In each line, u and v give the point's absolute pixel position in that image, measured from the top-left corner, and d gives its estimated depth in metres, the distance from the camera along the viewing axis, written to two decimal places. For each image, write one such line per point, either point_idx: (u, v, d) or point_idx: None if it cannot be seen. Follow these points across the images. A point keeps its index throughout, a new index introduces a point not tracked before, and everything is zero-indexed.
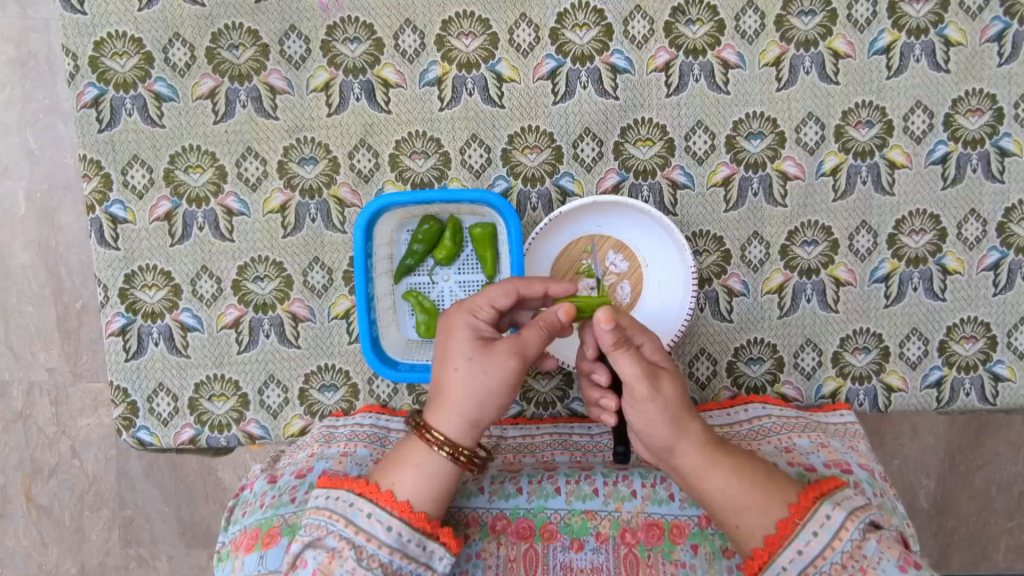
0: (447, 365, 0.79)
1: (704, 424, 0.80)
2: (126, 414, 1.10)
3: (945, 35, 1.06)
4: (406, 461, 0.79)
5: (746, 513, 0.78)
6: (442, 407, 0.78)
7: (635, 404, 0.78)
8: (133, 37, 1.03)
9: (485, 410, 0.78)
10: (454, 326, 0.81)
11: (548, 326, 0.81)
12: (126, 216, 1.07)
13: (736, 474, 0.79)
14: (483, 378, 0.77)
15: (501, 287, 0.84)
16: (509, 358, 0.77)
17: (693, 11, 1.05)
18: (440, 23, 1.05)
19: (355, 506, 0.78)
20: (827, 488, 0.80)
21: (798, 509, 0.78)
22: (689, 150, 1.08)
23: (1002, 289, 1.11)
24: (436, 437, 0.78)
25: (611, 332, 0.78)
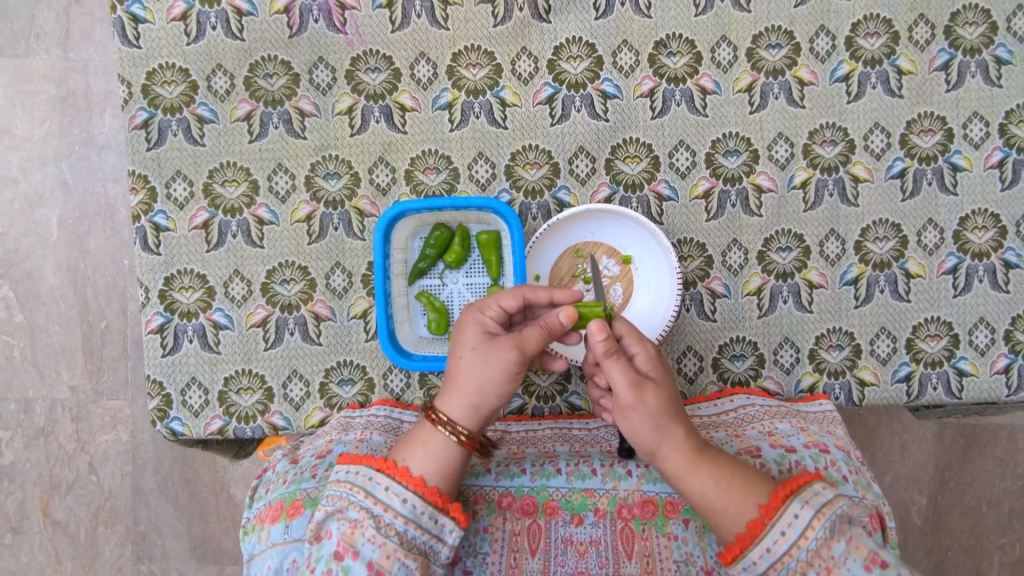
0: (455, 355, 0.91)
1: (687, 431, 0.88)
2: (161, 406, 1.18)
3: (897, 65, 1.19)
4: (419, 440, 0.89)
5: (722, 511, 0.85)
6: (449, 392, 0.89)
7: (623, 412, 0.87)
8: (181, 67, 1.17)
9: (486, 394, 0.88)
10: (464, 324, 0.93)
11: (549, 327, 0.92)
12: (167, 224, 1.18)
13: (713, 479, 0.86)
14: (484, 366, 0.88)
15: (510, 293, 0.97)
16: (509, 350, 0.88)
17: (674, 44, 1.19)
18: (451, 56, 1.19)
19: (374, 480, 0.86)
20: (796, 487, 0.85)
21: (767, 510, 0.84)
22: (673, 166, 1.21)
23: (960, 291, 1.20)
24: (441, 419, 0.88)
25: (604, 342, 0.87)
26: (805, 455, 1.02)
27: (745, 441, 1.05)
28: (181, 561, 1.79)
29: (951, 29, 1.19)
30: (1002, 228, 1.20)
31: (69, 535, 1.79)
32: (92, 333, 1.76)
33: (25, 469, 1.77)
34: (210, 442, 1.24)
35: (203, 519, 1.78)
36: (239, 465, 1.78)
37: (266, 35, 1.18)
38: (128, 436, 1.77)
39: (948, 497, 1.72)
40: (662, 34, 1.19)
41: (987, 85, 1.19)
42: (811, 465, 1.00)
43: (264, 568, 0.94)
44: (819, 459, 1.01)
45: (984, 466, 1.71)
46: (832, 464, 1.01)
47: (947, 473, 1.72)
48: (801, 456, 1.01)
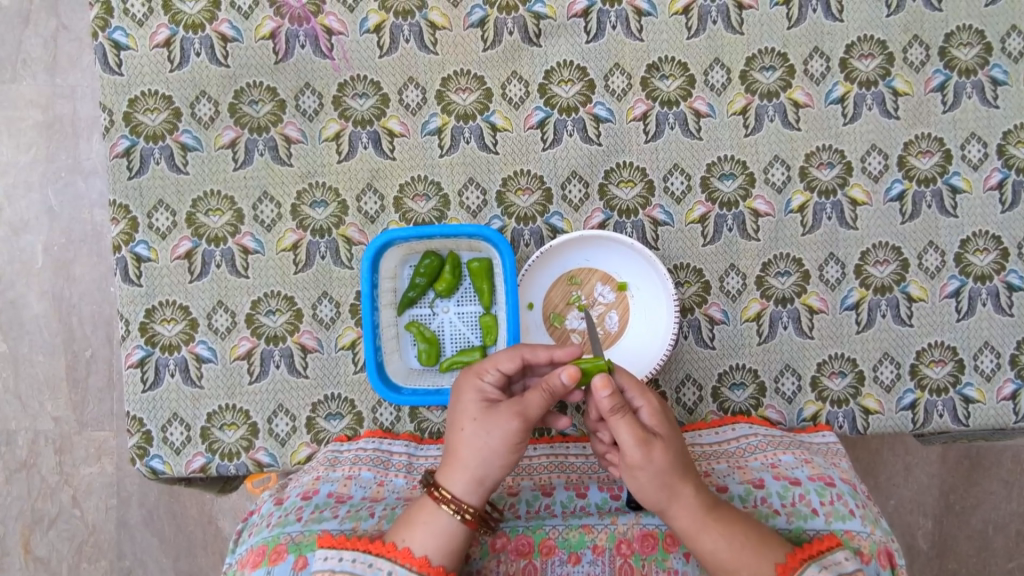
0: (456, 428, 0.88)
1: (700, 490, 0.84)
2: (140, 443, 1.13)
3: (893, 87, 1.18)
4: (419, 519, 0.85)
5: (738, 573, 0.82)
6: (450, 465, 0.87)
7: (631, 471, 0.83)
8: (163, 94, 1.14)
9: (488, 467, 0.85)
10: (462, 389, 0.91)
11: (552, 389, 0.85)
12: (149, 254, 1.15)
13: (727, 538, 0.83)
14: (485, 438, 0.85)
15: (508, 351, 0.93)
16: (510, 420, 0.85)
17: (666, 67, 1.18)
18: (440, 80, 1.17)
19: (376, 565, 0.83)
20: (813, 550, 0.84)
21: (784, 570, 0.82)
22: (667, 191, 1.18)
23: (964, 315, 1.17)
24: (444, 495, 0.85)
25: (609, 399, 0.81)
26: (809, 488, 0.97)
27: (747, 474, 1.02)
28: None
29: (945, 50, 1.17)
30: (1004, 250, 1.17)
31: (49, 573, 1.73)
32: (76, 362, 1.71)
33: (4, 505, 1.71)
34: (192, 479, 1.19)
35: (190, 554, 1.72)
36: (226, 497, 1.73)
37: (252, 60, 1.16)
38: (112, 469, 1.71)
39: (953, 521, 1.68)
40: (654, 57, 1.17)
41: (984, 106, 1.17)
42: (814, 500, 0.95)
43: None
44: (825, 493, 0.96)
45: (991, 489, 1.67)
46: (838, 498, 0.95)
47: (952, 497, 1.68)
48: (805, 490, 0.97)
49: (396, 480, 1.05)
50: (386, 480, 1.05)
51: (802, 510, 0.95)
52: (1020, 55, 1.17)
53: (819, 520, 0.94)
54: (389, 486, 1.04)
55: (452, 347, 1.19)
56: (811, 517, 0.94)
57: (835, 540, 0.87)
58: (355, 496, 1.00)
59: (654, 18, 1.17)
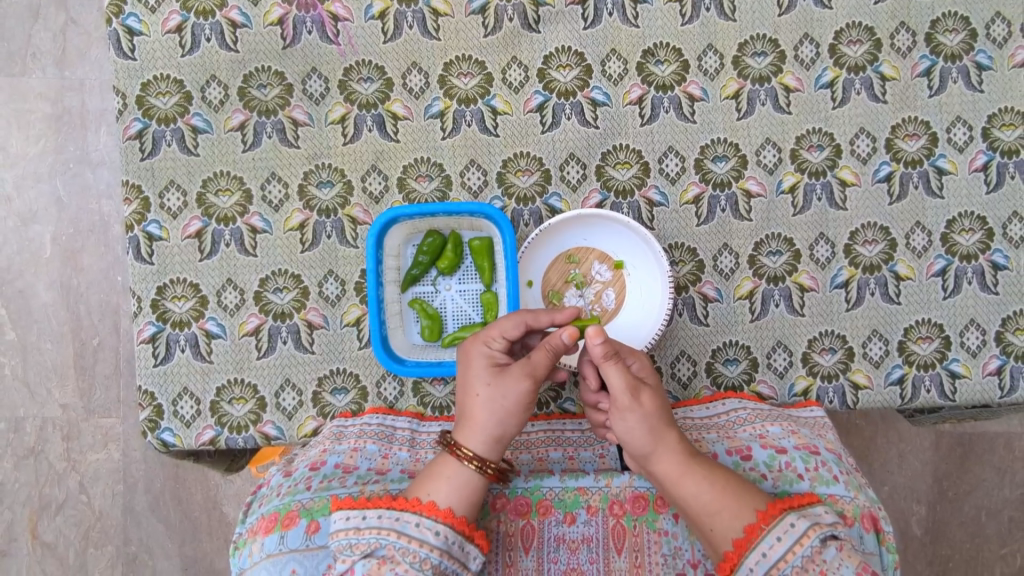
0: (469, 392, 0.94)
1: (682, 439, 0.92)
2: (152, 417, 1.17)
3: (880, 71, 1.22)
4: (441, 474, 0.89)
5: (719, 515, 0.86)
6: (468, 427, 0.92)
7: (621, 414, 0.92)
8: (175, 78, 1.18)
9: (506, 425, 0.92)
10: (473, 355, 0.97)
11: (554, 348, 0.93)
12: (161, 233, 1.18)
13: (709, 482, 0.88)
14: (502, 400, 0.92)
15: (512, 319, 0.98)
16: (523, 380, 0.92)
17: (662, 52, 1.21)
18: (443, 65, 1.21)
19: (402, 519, 0.85)
20: (793, 502, 0.87)
21: (764, 516, 0.85)
22: (663, 172, 1.22)
23: (950, 293, 1.21)
24: (465, 452, 0.90)
25: (601, 346, 0.91)
26: (795, 456, 1.01)
27: (735, 442, 1.06)
28: None
29: (931, 36, 1.21)
30: (988, 230, 1.21)
31: (57, 555, 1.76)
32: (84, 349, 1.74)
33: (14, 488, 1.75)
34: (201, 453, 1.22)
35: (196, 538, 1.75)
36: (232, 482, 1.76)
37: (261, 46, 1.20)
38: (120, 453, 1.75)
39: (946, 507, 1.71)
40: (649, 43, 1.21)
41: (969, 90, 1.21)
42: (800, 466, 1.00)
43: None
44: (810, 460, 1.00)
45: (982, 475, 1.71)
46: (822, 465, 1.00)
47: (944, 483, 1.71)
48: (791, 458, 1.01)
49: (400, 453, 1.08)
50: (391, 453, 1.08)
51: (789, 475, 0.99)
52: (1004, 41, 1.21)
53: (804, 484, 0.98)
54: (393, 459, 1.07)
55: (454, 324, 1.23)
56: (797, 481, 0.99)
57: (814, 496, 0.91)
58: (361, 468, 1.04)
59: (649, 5, 1.21)
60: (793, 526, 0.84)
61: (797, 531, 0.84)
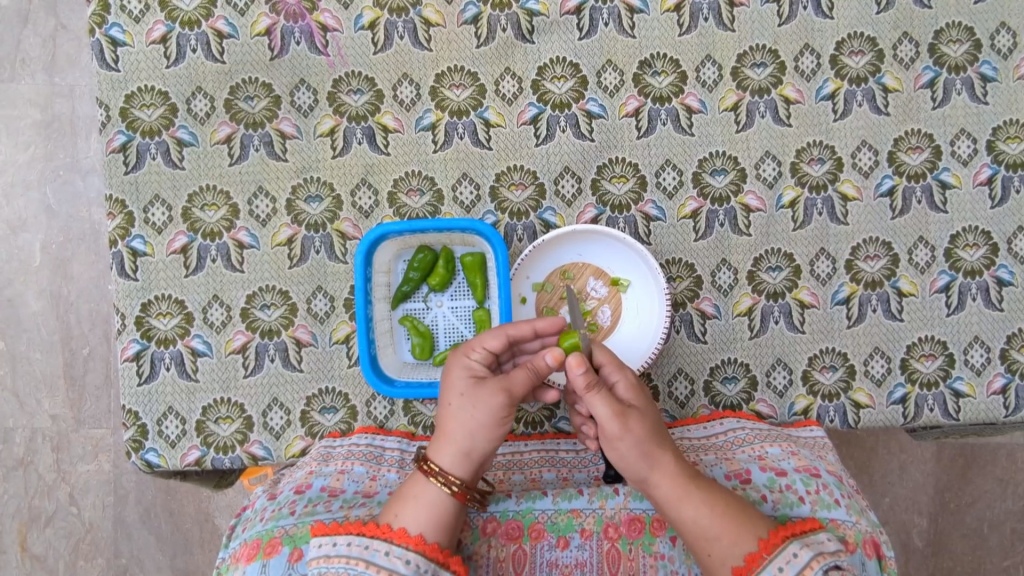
0: (444, 402, 0.90)
1: (680, 461, 0.88)
2: (136, 437, 1.14)
3: (883, 83, 1.19)
4: (413, 498, 0.86)
5: (719, 541, 0.83)
6: (439, 440, 0.89)
7: (613, 443, 0.87)
8: (160, 90, 1.15)
9: (476, 442, 0.88)
10: (450, 365, 0.93)
11: (535, 369, 0.90)
12: (145, 249, 1.15)
13: (708, 508, 0.84)
14: (471, 412, 0.87)
15: (492, 333, 0.95)
16: (496, 394, 0.87)
17: (659, 64, 1.19)
18: (434, 76, 1.18)
19: (371, 547, 0.82)
20: (798, 530, 0.84)
21: (767, 544, 0.82)
22: (660, 186, 1.19)
23: (954, 309, 1.18)
24: (432, 467, 0.87)
25: (583, 376, 0.86)
26: (795, 478, 0.98)
27: (734, 465, 1.03)
28: None
29: (934, 46, 1.18)
30: (993, 245, 1.18)
31: (46, 570, 1.73)
32: (74, 360, 1.72)
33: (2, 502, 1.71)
34: (187, 473, 1.19)
35: (187, 552, 1.72)
36: (223, 494, 1.73)
37: (248, 57, 1.17)
38: (109, 466, 1.72)
39: (948, 519, 1.69)
40: (647, 54, 1.19)
41: (973, 103, 1.18)
42: (800, 489, 0.96)
43: None
44: (810, 483, 0.97)
45: (984, 487, 1.68)
46: (823, 488, 0.96)
47: (946, 494, 1.68)
48: (791, 480, 0.97)
49: (389, 475, 1.05)
50: (379, 475, 1.05)
51: (790, 497, 0.95)
52: (1009, 52, 1.18)
53: (805, 507, 0.94)
54: (382, 481, 1.04)
55: (445, 341, 1.20)
56: (797, 504, 0.95)
57: (818, 523, 0.87)
58: (348, 491, 1.00)
59: (646, 15, 1.18)
60: (796, 556, 0.81)
61: (800, 562, 0.81)
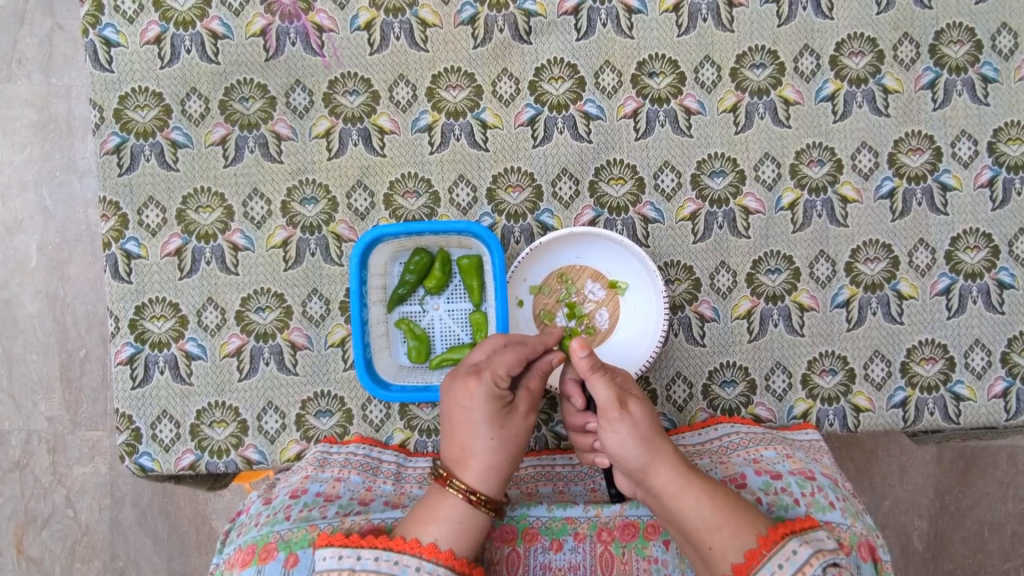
0: (478, 435, 0.91)
1: (679, 452, 0.89)
2: (130, 440, 1.13)
3: (883, 84, 1.18)
4: (445, 515, 0.85)
5: (720, 533, 0.82)
6: (481, 471, 0.89)
7: (611, 425, 0.90)
8: (154, 91, 1.14)
9: (513, 464, 0.93)
10: (476, 394, 0.92)
11: (546, 374, 1.00)
12: (139, 251, 1.15)
13: (709, 498, 0.84)
14: (512, 442, 0.92)
15: (513, 353, 0.96)
16: (529, 417, 0.95)
17: (657, 65, 1.18)
18: (431, 77, 1.17)
19: (401, 562, 0.81)
20: (796, 528, 0.83)
21: (766, 541, 0.80)
22: (658, 188, 1.18)
23: (955, 312, 1.17)
24: (484, 498, 0.87)
25: (587, 358, 0.91)
26: (791, 481, 0.96)
27: (729, 469, 1.02)
28: None
29: (935, 47, 1.17)
30: (994, 247, 1.17)
31: (42, 573, 1.72)
32: (69, 362, 1.71)
33: None
34: (181, 477, 1.18)
35: (183, 554, 1.71)
36: (220, 497, 1.72)
37: (243, 57, 1.16)
38: (106, 468, 1.71)
39: (948, 522, 1.68)
40: (645, 55, 1.18)
41: (974, 103, 1.17)
42: (796, 491, 0.95)
43: None
44: (805, 485, 0.96)
45: (984, 490, 1.67)
46: (818, 490, 0.95)
47: (946, 497, 1.67)
48: (787, 483, 0.96)
49: (385, 486, 1.04)
50: (375, 485, 1.04)
51: (785, 499, 0.94)
52: (1010, 52, 1.17)
53: (800, 509, 0.93)
54: (377, 491, 1.03)
55: (442, 345, 1.20)
56: (793, 506, 0.93)
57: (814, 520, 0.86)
58: (343, 497, 1.00)
59: (644, 16, 1.17)
60: (796, 553, 0.79)
61: (799, 559, 0.79)
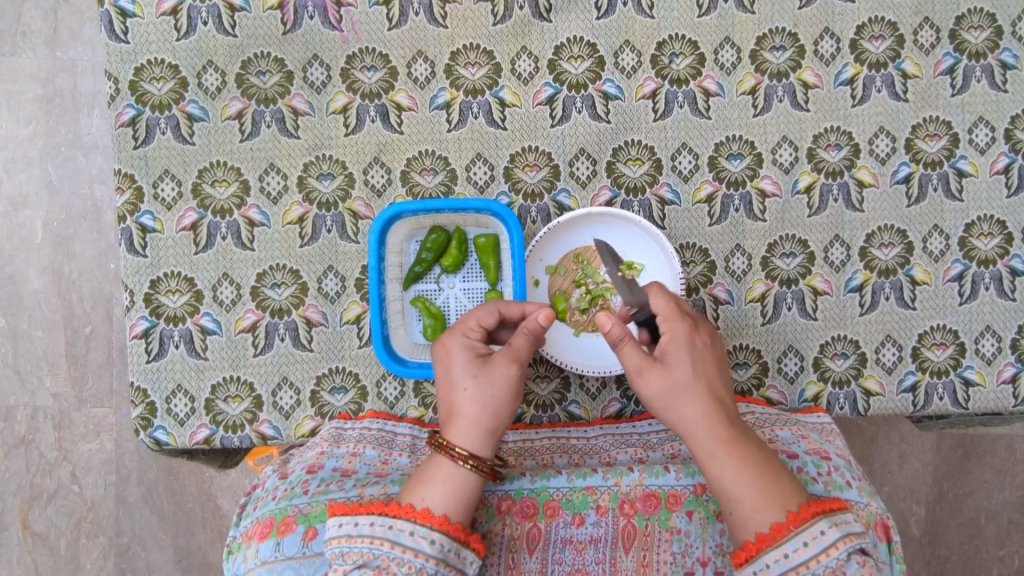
0: (454, 388, 0.88)
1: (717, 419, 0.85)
2: (144, 414, 1.13)
3: (902, 69, 1.18)
4: (434, 477, 0.85)
5: (742, 505, 0.82)
6: (457, 424, 0.86)
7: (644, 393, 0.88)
8: (170, 63, 1.13)
9: (498, 418, 0.87)
10: (451, 348, 0.91)
11: (533, 331, 0.92)
12: (154, 225, 1.14)
13: (736, 470, 0.83)
14: (491, 391, 0.87)
15: (485, 307, 0.95)
16: (511, 365, 0.88)
17: (677, 45, 1.17)
18: (449, 54, 1.17)
19: (395, 527, 0.81)
20: (828, 507, 0.82)
21: (795, 517, 0.81)
22: (675, 169, 1.18)
23: (967, 299, 1.17)
24: (460, 452, 0.85)
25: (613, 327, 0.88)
26: (806, 461, 0.97)
27: None
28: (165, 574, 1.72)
29: (955, 33, 1.17)
30: (1008, 235, 1.18)
31: (48, 548, 1.72)
32: (76, 338, 1.70)
33: (4, 479, 1.71)
34: (194, 452, 1.18)
35: (189, 531, 1.72)
36: (225, 475, 1.72)
37: (260, 31, 1.15)
38: (112, 445, 1.71)
39: (947, 508, 1.70)
40: (664, 35, 1.17)
41: (992, 90, 1.17)
42: (812, 471, 0.96)
43: None
44: (821, 465, 0.97)
45: (983, 477, 1.68)
46: (834, 469, 0.96)
47: (945, 484, 1.69)
48: (802, 462, 0.97)
49: (400, 459, 1.05)
50: (391, 458, 1.05)
51: (802, 477, 0.95)
52: None
53: (818, 486, 0.94)
54: (393, 463, 1.04)
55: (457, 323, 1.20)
56: (810, 483, 0.94)
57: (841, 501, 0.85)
58: (361, 472, 1.00)
59: None
60: (824, 534, 0.80)
61: (826, 540, 0.79)
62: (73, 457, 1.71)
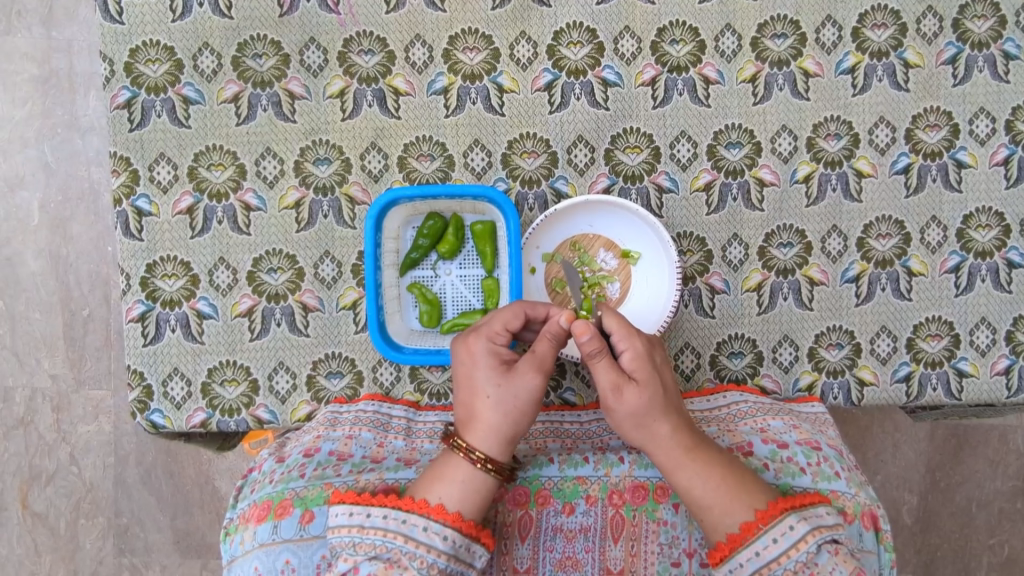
0: (477, 393, 0.88)
1: (679, 428, 0.86)
2: (141, 397, 1.13)
3: (904, 58, 1.17)
4: (450, 475, 0.85)
5: (711, 510, 0.84)
6: (477, 429, 0.87)
7: (609, 410, 0.87)
8: (166, 45, 1.12)
9: (518, 425, 0.88)
10: (476, 351, 0.91)
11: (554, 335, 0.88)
12: (150, 209, 1.14)
13: (704, 476, 0.84)
14: (513, 400, 0.87)
15: (512, 309, 0.93)
16: (534, 376, 0.87)
17: (677, 32, 1.16)
18: (448, 39, 1.16)
19: (410, 522, 0.82)
20: (796, 502, 0.84)
21: (763, 515, 0.82)
22: (674, 158, 1.18)
23: (963, 290, 1.17)
24: (479, 456, 0.85)
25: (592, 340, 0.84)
26: (797, 451, 0.97)
27: (736, 437, 1.02)
28: (164, 554, 1.74)
29: (959, 22, 1.16)
30: (1005, 227, 1.17)
31: (48, 528, 1.74)
32: (74, 320, 1.70)
33: (3, 460, 1.72)
34: (191, 434, 1.19)
35: (187, 513, 1.73)
36: (224, 457, 1.73)
37: (255, 13, 1.14)
38: (110, 426, 1.72)
39: (938, 497, 1.71)
40: (664, 21, 1.16)
41: (994, 81, 1.17)
42: (802, 461, 0.96)
43: (251, 570, 0.91)
44: (811, 455, 0.97)
45: (975, 467, 1.70)
46: (824, 460, 0.96)
47: (937, 474, 1.70)
48: (793, 452, 0.97)
49: (396, 442, 1.05)
50: (386, 441, 1.05)
51: (792, 467, 0.95)
52: None
53: (806, 478, 0.94)
54: (389, 447, 1.04)
55: (454, 310, 1.20)
56: (799, 474, 0.94)
57: (819, 496, 0.87)
58: (356, 456, 1.00)
59: None
60: (792, 529, 0.81)
61: (795, 534, 0.80)
62: (71, 438, 1.72)
